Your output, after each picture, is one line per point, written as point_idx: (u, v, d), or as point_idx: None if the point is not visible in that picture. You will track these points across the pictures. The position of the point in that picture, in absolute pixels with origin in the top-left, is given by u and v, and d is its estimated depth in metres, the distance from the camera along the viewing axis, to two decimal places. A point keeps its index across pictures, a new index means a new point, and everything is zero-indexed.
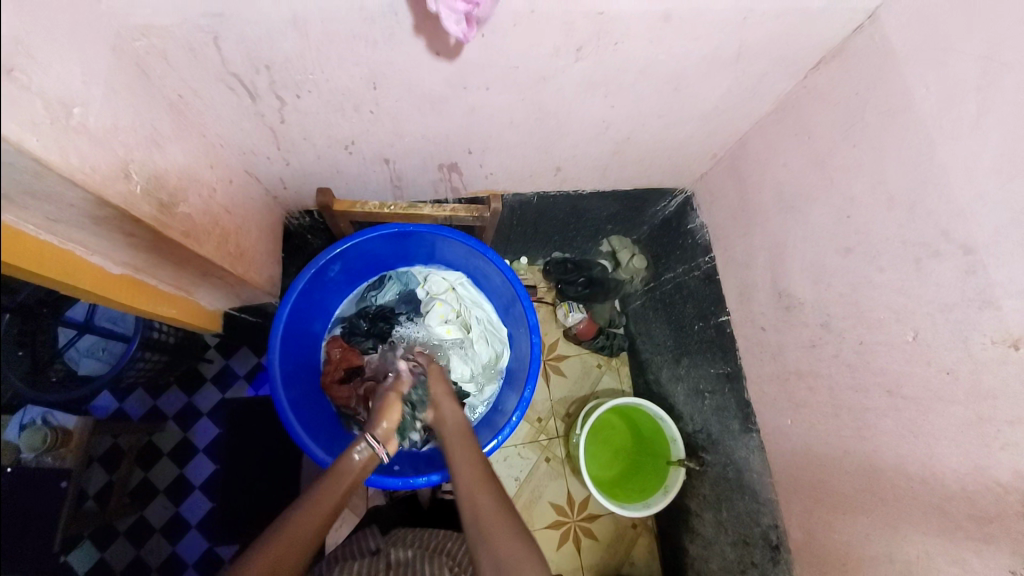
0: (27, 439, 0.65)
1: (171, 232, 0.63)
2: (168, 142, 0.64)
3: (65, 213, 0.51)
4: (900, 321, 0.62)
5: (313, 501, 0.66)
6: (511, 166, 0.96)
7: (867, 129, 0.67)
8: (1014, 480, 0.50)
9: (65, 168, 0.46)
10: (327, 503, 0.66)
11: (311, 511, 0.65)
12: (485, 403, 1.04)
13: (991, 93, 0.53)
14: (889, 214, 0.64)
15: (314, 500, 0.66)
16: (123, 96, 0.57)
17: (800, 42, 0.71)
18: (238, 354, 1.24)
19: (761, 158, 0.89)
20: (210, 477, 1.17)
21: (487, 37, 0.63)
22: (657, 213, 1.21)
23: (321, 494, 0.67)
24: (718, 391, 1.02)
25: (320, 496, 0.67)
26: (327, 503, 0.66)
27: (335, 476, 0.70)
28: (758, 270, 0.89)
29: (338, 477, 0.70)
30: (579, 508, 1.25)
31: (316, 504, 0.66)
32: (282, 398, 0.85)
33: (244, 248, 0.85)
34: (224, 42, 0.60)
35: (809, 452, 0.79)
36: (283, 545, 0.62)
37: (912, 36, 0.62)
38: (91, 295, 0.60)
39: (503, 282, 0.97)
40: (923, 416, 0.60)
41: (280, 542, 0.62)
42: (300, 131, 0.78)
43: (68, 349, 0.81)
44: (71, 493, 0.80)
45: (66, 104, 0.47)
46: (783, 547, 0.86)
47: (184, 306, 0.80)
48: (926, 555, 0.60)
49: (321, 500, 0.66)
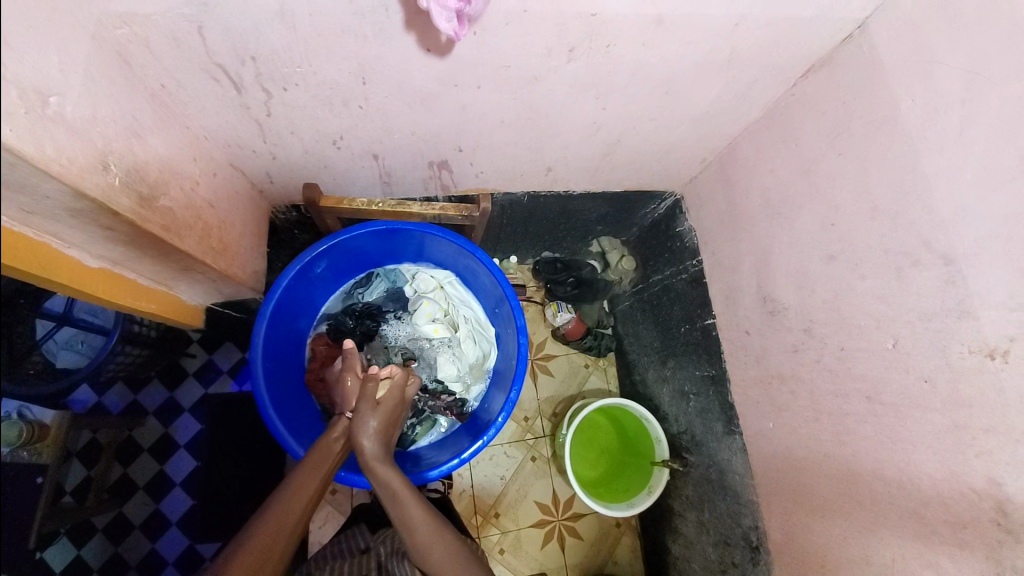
0: (3, 433, 0.63)
1: (151, 226, 0.62)
2: (149, 134, 0.63)
3: (40, 204, 0.50)
4: (881, 328, 0.63)
5: (277, 520, 0.64)
6: (501, 165, 0.95)
7: (853, 137, 0.68)
8: (988, 487, 0.51)
9: (40, 159, 0.45)
10: (293, 518, 0.65)
11: (273, 534, 0.64)
12: (471, 403, 1.04)
13: (975, 106, 0.53)
14: (873, 223, 0.64)
15: (275, 523, 0.64)
16: (103, 86, 0.55)
17: (789, 49, 0.72)
18: (221, 349, 1.22)
19: (749, 163, 0.89)
20: (190, 474, 1.16)
21: (478, 35, 0.62)
22: (646, 215, 1.21)
23: (282, 514, 0.65)
24: (703, 394, 1.03)
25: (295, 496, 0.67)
26: (292, 518, 0.65)
27: (300, 483, 0.69)
28: (744, 274, 0.90)
29: (305, 482, 0.69)
30: (564, 507, 1.26)
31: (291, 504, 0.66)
32: (264, 395, 0.83)
33: (228, 243, 0.84)
34: (210, 33, 0.58)
35: (790, 455, 0.79)
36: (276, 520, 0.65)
37: (899, 47, 0.62)
38: (66, 289, 0.59)
39: (492, 281, 0.97)
40: (901, 422, 0.61)
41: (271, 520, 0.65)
42: (286, 125, 0.76)
43: (45, 341, 0.79)
44: (48, 488, 0.77)
45: (41, 92, 0.46)
46: (763, 548, 0.87)
47: (163, 301, 0.79)
48: (901, 558, 0.61)
49: (282, 521, 0.65)
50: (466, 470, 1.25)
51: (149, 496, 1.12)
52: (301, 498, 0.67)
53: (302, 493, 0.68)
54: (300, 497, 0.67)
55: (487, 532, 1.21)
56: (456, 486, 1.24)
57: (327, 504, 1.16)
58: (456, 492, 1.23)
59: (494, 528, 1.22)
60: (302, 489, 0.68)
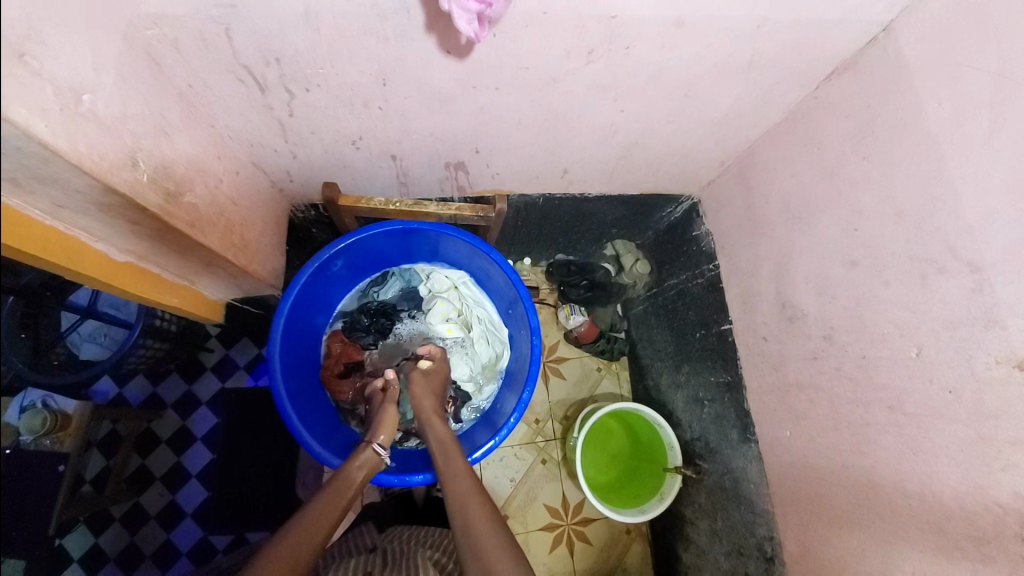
0: (27, 422, 0.65)
1: (176, 221, 0.63)
2: (176, 132, 0.65)
3: (71, 198, 0.51)
4: (905, 336, 0.62)
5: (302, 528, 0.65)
6: (518, 166, 0.95)
7: (877, 142, 0.67)
8: (1013, 502, 0.50)
9: (73, 155, 0.46)
10: (317, 527, 0.66)
11: (300, 541, 0.64)
12: (483, 403, 1.04)
13: (1004, 112, 0.52)
14: (897, 229, 0.63)
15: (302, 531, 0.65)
16: (134, 85, 0.57)
17: (812, 53, 0.71)
18: (239, 344, 1.23)
19: (769, 167, 0.89)
20: (205, 466, 1.17)
21: (499, 37, 0.63)
22: (662, 219, 1.21)
23: (307, 524, 0.66)
24: (718, 400, 1.02)
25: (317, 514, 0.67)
26: (316, 531, 0.65)
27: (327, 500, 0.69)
28: (763, 279, 0.89)
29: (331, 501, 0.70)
30: (573, 511, 1.25)
31: (313, 522, 0.66)
32: (281, 390, 0.84)
33: (249, 240, 0.85)
34: (236, 34, 0.60)
35: (807, 465, 0.78)
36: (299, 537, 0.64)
37: (926, 51, 0.61)
38: (93, 281, 0.61)
39: (506, 282, 0.97)
40: (924, 433, 0.60)
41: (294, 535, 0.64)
42: (308, 125, 0.78)
43: (69, 333, 0.82)
44: (68, 477, 0.79)
45: (75, 90, 0.47)
46: (778, 559, 0.85)
47: (185, 295, 0.80)
48: (921, 573, 0.59)
49: (308, 529, 0.65)
50: (477, 471, 1.26)
51: (166, 487, 1.14)
52: (328, 514, 0.68)
53: (329, 507, 0.69)
54: (326, 509, 0.68)
55: None
56: None
57: None
58: None
59: None
60: (326, 510, 0.68)
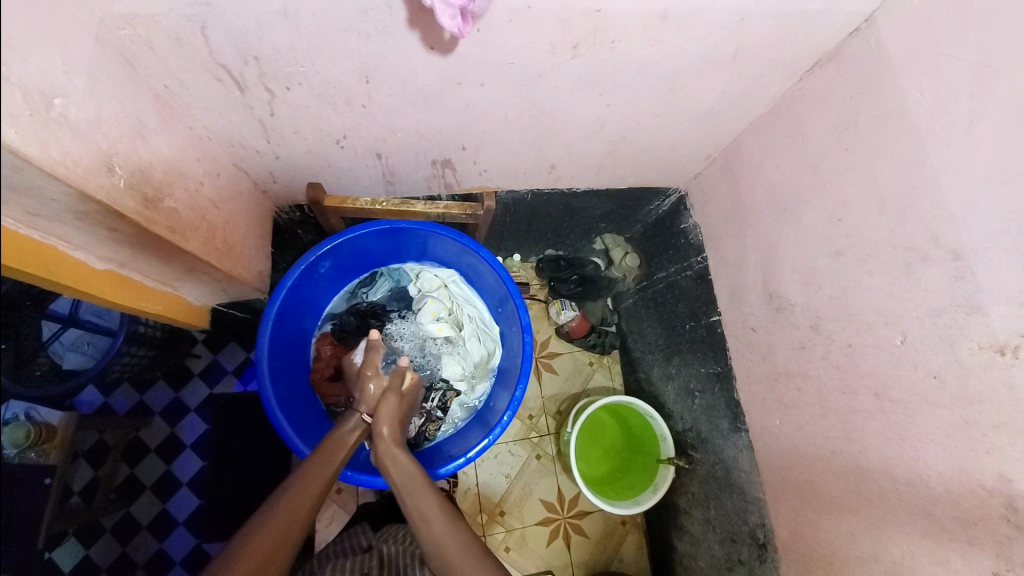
0: (9, 435, 0.62)
1: (157, 226, 0.62)
2: (153, 135, 0.63)
3: (46, 207, 0.50)
4: (889, 324, 0.63)
5: (273, 528, 0.62)
6: (504, 163, 0.94)
7: (860, 132, 0.68)
8: (998, 483, 0.51)
9: (46, 162, 0.45)
10: (288, 533, 0.63)
11: (277, 531, 0.62)
12: (476, 402, 1.04)
13: (984, 100, 0.53)
14: (880, 218, 0.64)
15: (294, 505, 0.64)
16: (107, 89, 0.55)
17: (797, 44, 0.71)
18: (225, 349, 1.22)
19: (753, 159, 0.89)
20: (197, 473, 1.16)
21: (483, 32, 0.62)
22: (650, 212, 1.21)
23: (292, 506, 0.64)
24: (708, 391, 1.02)
25: (297, 499, 0.65)
26: (299, 516, 0.64)
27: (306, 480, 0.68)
28: (750, 270, 0.89)
29: (309, 481, 0.68)
30: (569, 505, 1.26)
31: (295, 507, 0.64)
32: (270, 396, 0.83)
33: (232, 243, 0.84)
34: (213, 33, 0.58)
35: (797, 453, 0.79)
36: (278, 525, 0.62)
37: (907, 41, 0.62)
38: (73, 290, 0.59)
39: (496, 280, 0.96)
40: (909, 419, 0.61)
41: (274, 522, 0.62)
42: (290, 125, 0.76)
43: (51, 342, 0.79)
44: (55, 490, 0.77)
45: (46, 94, 0.46)
46: (770, 545, 0.86)
47: (167, 301, 0.78)
48: (910, 556, 0.60)
49: (298, 504, 0.65)
50: (472, 468, 1.25)
51: (156, 496, 1.12)
52: (308, 495, 0.66)
53: (307, 488, 0.67)
54: (309, 491, 0.67)
55: (493, 530, 1.21)
56: (461, 484, 1.24)
57: (333, 503, 1.16)
58: (462, 490, 1.23)
59: (499, 526, 1.22)
60: (304, 493, 0.66)
